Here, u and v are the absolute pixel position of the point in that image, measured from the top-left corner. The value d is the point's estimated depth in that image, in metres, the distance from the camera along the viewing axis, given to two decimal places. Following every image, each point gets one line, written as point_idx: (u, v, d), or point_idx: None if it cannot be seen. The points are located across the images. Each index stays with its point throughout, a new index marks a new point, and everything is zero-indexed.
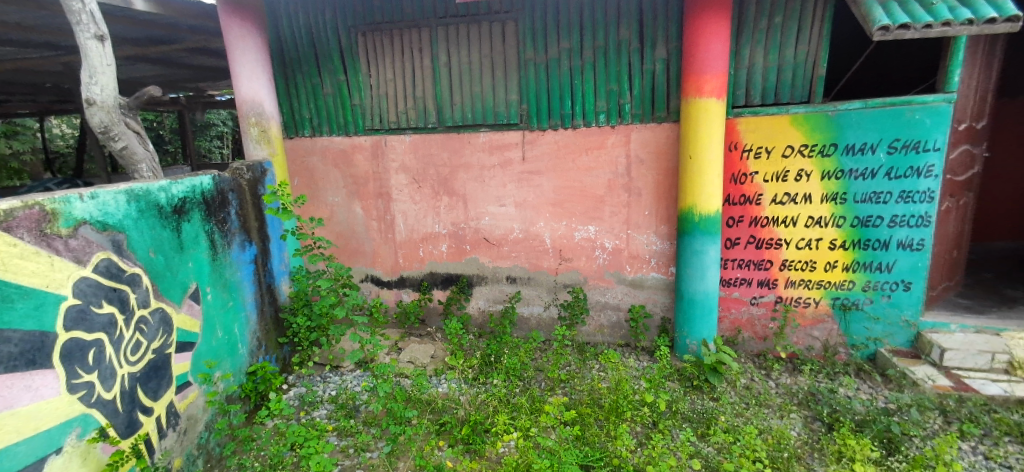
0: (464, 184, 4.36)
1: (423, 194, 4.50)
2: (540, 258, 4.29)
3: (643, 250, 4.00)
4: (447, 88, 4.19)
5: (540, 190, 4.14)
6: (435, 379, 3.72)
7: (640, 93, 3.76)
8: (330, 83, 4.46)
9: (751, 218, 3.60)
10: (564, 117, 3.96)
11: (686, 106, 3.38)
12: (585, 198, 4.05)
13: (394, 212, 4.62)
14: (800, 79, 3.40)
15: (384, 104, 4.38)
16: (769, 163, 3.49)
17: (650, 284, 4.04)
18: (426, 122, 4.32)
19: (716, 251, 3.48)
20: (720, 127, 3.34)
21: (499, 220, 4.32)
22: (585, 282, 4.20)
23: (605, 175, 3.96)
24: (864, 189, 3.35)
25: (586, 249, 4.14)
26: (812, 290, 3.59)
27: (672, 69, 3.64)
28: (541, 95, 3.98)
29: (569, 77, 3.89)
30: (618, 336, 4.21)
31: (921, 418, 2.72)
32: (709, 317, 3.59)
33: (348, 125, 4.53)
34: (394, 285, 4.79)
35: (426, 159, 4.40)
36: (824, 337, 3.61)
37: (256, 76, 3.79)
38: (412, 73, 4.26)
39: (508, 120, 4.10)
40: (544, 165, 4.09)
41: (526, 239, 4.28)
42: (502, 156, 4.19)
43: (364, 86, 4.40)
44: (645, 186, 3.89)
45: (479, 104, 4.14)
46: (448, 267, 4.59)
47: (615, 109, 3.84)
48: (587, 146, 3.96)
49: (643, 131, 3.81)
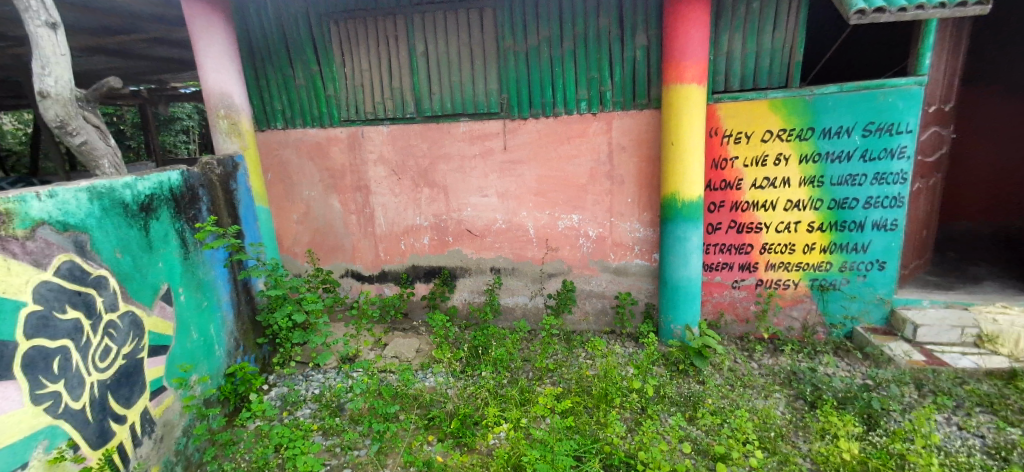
0: (445, 176, 4.29)
1: (403, 186, 4.41)
2: (524, 248, 4.26)
3: (626, 237, 4.01)
4: (425, 78, 4.09)
5: (522, 180, 4.10)
6: (420, 373, 3.66)
7: (621, 81, 3.74)
8: (302, 74, 4.30)
9: (731, 203, 3.65)
10: (545, 106, 3.92)
11: (667, 92, 3.38)
12: (568, 187, 4.03)
13: (374, 206, 4.53)
14: (777, 65, 3.44)
15: (361, 95, 4.26)
16: (748, 148, 3.54)
17: (634, 271, 4.05)
18: (404, 113, 4.22)
19: (698, 237, 3.52)
20: (700, 113, 3.35)
21: (482, 211, 4.28)
22: (569, 271, 4.20)
23: (587, 163, 3.94)
24: (840, 172, 3.43)
25: (569, 238, 4.13)
26: (792, 272, 3.66)
27: (652, 57, 3.63)
28: (522, 83, 3.92)
29: (549, 65, 3.84)
30: (604, 324, 4.22)
31: (899, 393, 2.81)
32: (692, 302, 3.63)
33: (323, 117, 4.40)
34: (376, 279, 4.71)
35: (405, 150, 4.32)
36: (803, 317, 3.69)
37: (224, 67, 3.62)
38: (388, 62, 4.14)
39: (488, 110, 4.03)
40: (526, 154, 4.05)
41: (509, 230, 4.25)
42: (482, 146, 4.13)
43: (339, 77, 4.26)
44: (628, 173, 3.89)
45: (458, 93, 4.06)
46: (431, 259, 4.53)
47: (596, 97, 3.81)
48: (568, 134, 3.93)
49: (624, 119, 3.80)
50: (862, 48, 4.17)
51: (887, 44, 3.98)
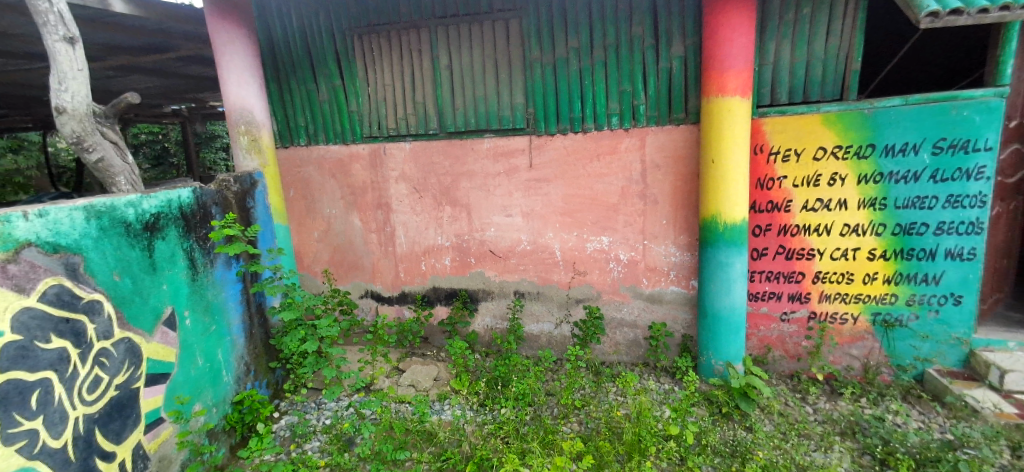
0: (467, 194, 4.11)
1: (424, 205, 4.25)
2: (550, 271, 4.01)
3: (661, 262, 3.70)
4: (449, 92, 3.95)
5: (549, 199, 3.87)
6: (437, 405, 3.42)
7: (655, 94, 3.49)
8: (326, 89, 4.25)
9: (779, 226, 3.33)
10: (573, 121, 3.70)
11: (708, 105, 3.09)
12: (597, 207, 3.77)
13: (395, 224, 4.38)
14: (831, 75, 3.13)
15: (383, 109, 4.15)
16: (799, 167, 3.21)
17: (670, 298, 3.73)
18: (427, 128, 4.08)
19: (743, 264, 3.18)
20: (745, 127, 3.04)
21: (505, 231, 4.06)
22: (599, 296, 3.92)
23: (618, 181, 3.68)
24: (905, 194, 3.05)
25: (599, 261, 3.86)
26: (849, 304, 3.29)
27: (689, 68, 3.38)
28: (549, 97, 3.73)
29: (578, 78, 3.64)
30: (635, 356, 3.89)
31: (992, 455, 2.38)
32: (736, 336, 3.28)
33: (345, 133, 4.31)
34: (395, 301, 4.53)
35: (427, 167, 4.17)
36: (864, 356, 3.30)
37: (246, 82, 3.57)
38: (411, 77, 4.03)
39: (513, 125, 3.85)
40: (553, 172, 3.83)
41: (534, 252, 4.01)
42: (507, 163, 3.94)
43: (362, 92, 4.18)
44: (662, 193, 3.61)
45: (482, 108, 3.90)
46: (452, 281, 4.32)
47: (628, 111, 3.57)
48: (598, 151, 3.69)
49: (659, 134, 3.54)
50: (928, 56, 3.80)
51: (955, 50, 3.59)
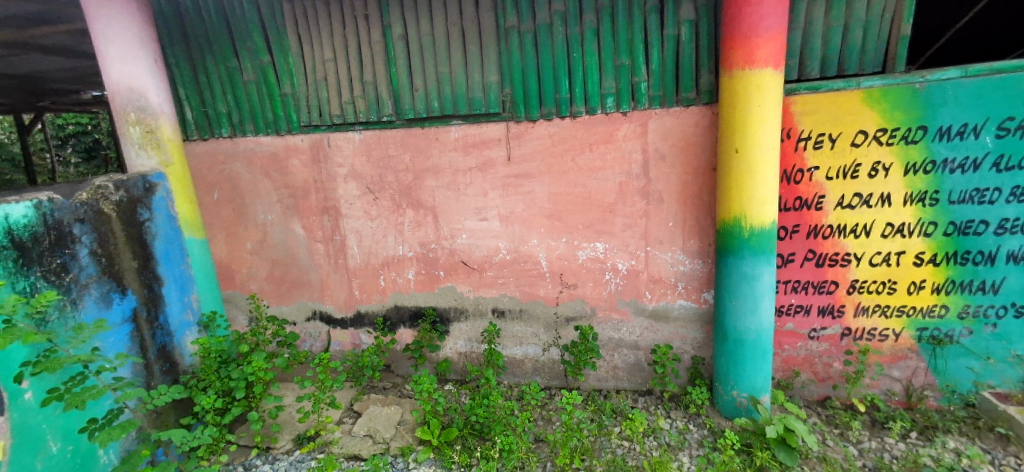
0: (433, 195, 3.41)
1: (381, 208, 3.53)
2: (535, 285, 3.37)
3: (666, 272, 3.11)
4: (405, 70, 3.21)
5: (532, 199, 3.22)
6: (401, 463, 2.75)
7: (659, 69, 2.85)
8: (252, 67, 3.42)
9: (809, 228, 2.78)
10: (559, 104, 3.03)
11: (731, 81, 2.47)
12: (590, 208, 3.14)
13: (346, 232, 3.64)
14: (873, 42, 2.58)
15: (324, 92, 3.37)
16: (834, 155, 2.67)
17: (678, 315, 3.15)
18: (380, 115, 3.33)
19: (771, 276, 2.60)
20: (776, 109, 2.43)
21: (480, 238, 3.40)
22: (593, 314, 3.30)
23: (615, 176, 3.05)
24: (961, 185, 2.54)
25: (592, 272, 3.24)
26: (890, 319, 2.78)
27: (701, 36, 2.76)
28: (529, 75, 3.03)
29: (565, 50, 2.96)
30: (637, 382, 3.30)
31: None
32: (763, 361, 2.71)
33: (279, 122, 3.50)
34: (349, 324, 3.81)
35: (382, 162, 3.43)
36: (906, 377, 2.81)
37: (133, 56, 2.72)
38: (358, 51, 3.26)
39: (486, 109, 3.14)
40: (536, 167, 3.16)
41: (514, 262, 3.36)
42: (480, 156, 3.25)
43: (297, 70, 3.37)
44: (668, 189, 2.99)
45: (448, 89, 3.17)
46: (417, 299, 3.64)
47: (627, 90, 2.92)
48: (591, 140, 3.04)
49: (664, 118, 2.91)
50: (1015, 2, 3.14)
51: None
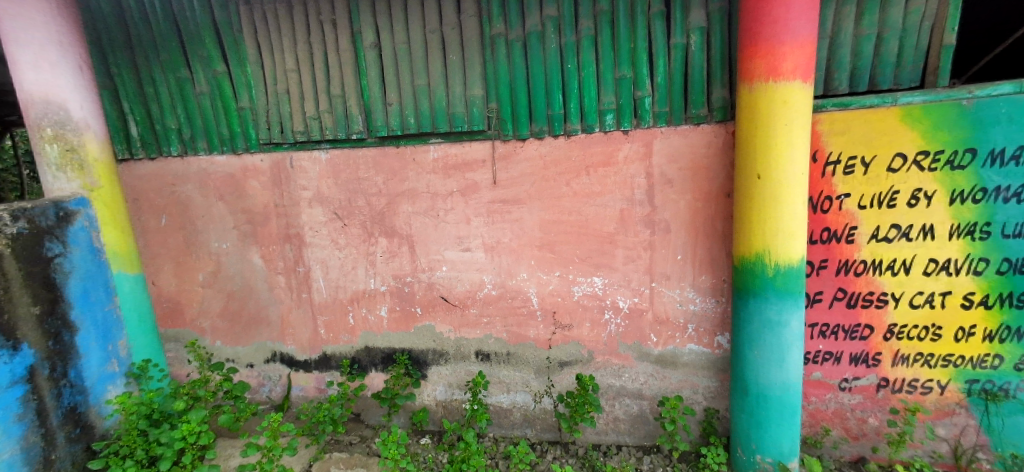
0: (408, 222, 3.02)
1: (350, 236, 3.12)
2: (524, 324, 2.97)
3: (674, 311, 2.71)
4: (378, 82, 2.83)
5: (520, 227, 2.84)
6: None
7: (665, 83, 2.51)
8: (205, 78, 3.03)
9: (839, 263, 2.42)
10: (552, 121, 2.67)
11: (751, 95, 2.12)
12: (586, 238, 2.77)
13: (311, 262, 3.22)
14: (910, 51, 2.27)
15: (286, 106, 2.97)
16: (868, 181, 2.33)
17: (687, 361, 2.75)
18: (349, 133, 2.93)
19: (800, 322, 2.22)
20: (805, 127, 2.09)
21: (462, 271, 3.00)
22: (590, 359, 2.90)
23: (615, 202, 2.68)
24: (1017, 217, 2.20)
25: (589, 311, 2.85)
26: (935, 369, 2.40)
27: (713, 45, 2.42)
28: (518, 88, 2.67)
29: (558, 61, 2.61)
30: (641, 436, 2.88)
31: None
32: (793, 421, 2.30)
33: (235, 140, 3.10)
34: (314, 366, 3.37)
35: (351, 185, 3.03)
36: (953, 437, 2.43)
37: (50, 62, 2.32)
38: (324, 60, 2.87)
39: (469, 127, 2.77)
40: (525, 191, 2.79)
41: (501, 298, 2.97)
42: (462, 179, 2.87)
43: (256, 81, 2.98)
44: (676, 218, 2.62)
45: (426, 104, 2.80)
46: (390, 339, 3.21)
47: (628, 106, 2.57)
48: (587, 162, 2.67)
49: (670, 137, 2.55)
50: None
51: None
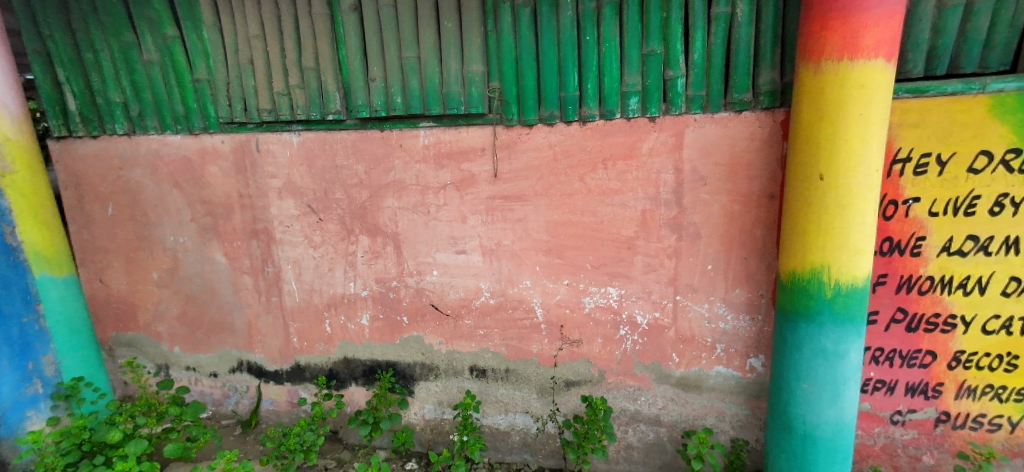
0: (394, 219, 2.60)
1: (327, 233, 2.70)
2: (526, 338, 2.59)
3: (700, 329, 2.35)
4: (357, 52, 2.38)
5: (524, 228, 2.44)
6: None
7: (703, 61, 2.08)
8: (152, 43, 2.55)
9: (900, 280, 2.06)
10: (565, 105, 2.24)
11: (824, 78, 1.68)
12: (601, 243, 2.37)
13: (281, 262, 2.80)
14: (1005, 28, 1.84)
15: (249, 79, 2.52)
16: (943, 184, 1.94)
17: (713, 386, 2.39)
18: (324, 113, 2.48)
19: (859, 353, 1.86)
20: (884, 118, 1.68)
21: (455, 276, 2.61)
22: (601, 379, 2.54)
23: (636, 202, 2.29)
24: None
25: (601, 325, 2.47)
26: (1005, 404, 2.06)
27: (764, 16, 1.97)
28: (525, 64, 2.24)
29: (573, 31, 2.17)
30: (658, 466, 2.54)
31: None
32: (842, 466, 1.97)
33: (191, 117, 2.65)
34: (286, 378, 2.98)
35: (327, 174, 2.60)
36: None
37: None
38: (293, 25, 2.39)
39: (466, 109, 2.33)
40: (530, 186, 2.38)
41: (500, 308, 2.59)
42: (457, 170, 2.45)
43: (213, 49, 2.50)
44: (708, 222, 2.22)
45: (415, 80, 2.35)
46: (372, 350, 2.82)
47: (657, 88, 2.14)
48: (605, 153, 2.26)
49: (706, 127, 2.13)
50: None
51: None
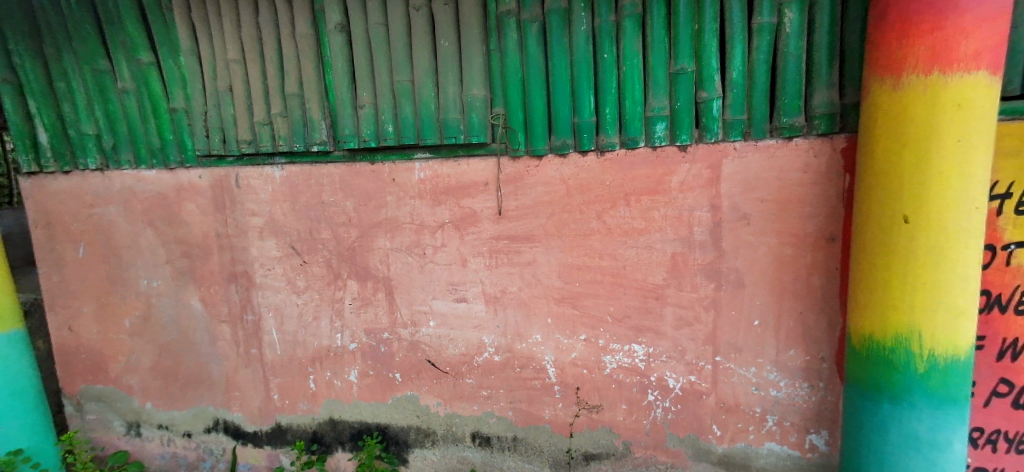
0: (385, 262, 2.29)
1: (311, 278, 2.40)
2: (536, 402, 2.22)
3: (746, 397, 1.95)
4: (344, 77, 2.12)
5: (533, 274, 2.11)
6: None
7: (742, 80, 1.76)
8: (128, 71, 2.36)
9: (1002, 344, 1.65)
10: (579, 132, 1.94)
11: (909, 97, 1.34)
12: (623, 292, 2.02)
13: (261, 309, 2.50)
14: None
15: (228, 108, 2.28)
16: None
17: (763, 466, 1.98)
18: (309, 144, 2.22)
19: (963, 443, 1.45)
20: (986, 146, 1.32)
21: (454, 328, 2.27)
22: (625, 453, 2.15)
23: (666, 244, 1.94)
24: None
25: (625, 389, 2.09)
26: None
27: (817, 26, 1.65)
28: (532, 86, 1.95)
29: (588, 49, 1.88)
30: None
31: None
32: None
33: (167, 150, 2.42)
34: (266, 441, 2.64)
35: (312, 211, 2.32)
36: None
37: None
38: (276, 47, 2.17)
39: (465, 138, 2.04)
40: (540, 226, 2.06)
41: (506, 366, 2.23)
42: (456, 207, 2.14)
43: (191, 76, 2.28)
44: (753, 269, 1.86)
45: (408, 106, 2.08)
46: (361, 412, 2.47)
47: (687, 111, 1.82)
48: (627, 188, 1.94)
49: (748, 156, 1.79)
50: None
51: None
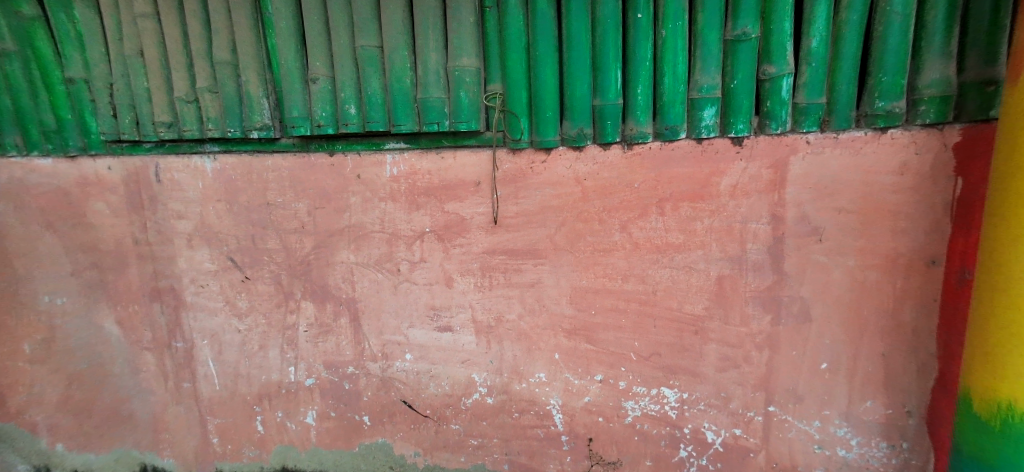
0: (349, 280, 1.81)
1: (256, 297, 1.90)
2: (538, 454, 1.79)
3: (805, 457, 1.55)
4: (291, 40, 1.61)
5: (537, 300, 1.66)
6: None
7: (824, 51, 1.32)
8: (6, 28, 1.80)
9: None
10: (601, 117, 1.48)
11: None
12: (653, 324, 1.59)
13: (194, 336, 2.00)
14: None
15: (140, 80, 1.75)
16: None
17: None
18: (247, 129, 1.71)
19: None
20: None
21: (437, 363, 1.81)
22: None
23: (710, 265, 1.50)
24: None
25: (651, 442, 1.67)
26: None
27: None
28: (541, 55, 1.48)
29: (617, 6, 1.40)
30: None
31: None
32: None
33: (64, 132, 1.88)
34: None
35: (254, 214, 1.81)
36: None
37: None
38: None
39: (451, 123, 1.56)
40: (547, 238, 1.60)
41: (501, 410, 1.78)
42: (439, 212, 1.67)
43: (89, 36, 1.74)
44: (824, 299, 1.44)
45: (376, 81, 1.58)
46: (320, 460, 2.01)
47: (747, 92, 1.38)
48: (662, 191, 1.49)
49: (825, 152, 1.36)
50: None
51: None
